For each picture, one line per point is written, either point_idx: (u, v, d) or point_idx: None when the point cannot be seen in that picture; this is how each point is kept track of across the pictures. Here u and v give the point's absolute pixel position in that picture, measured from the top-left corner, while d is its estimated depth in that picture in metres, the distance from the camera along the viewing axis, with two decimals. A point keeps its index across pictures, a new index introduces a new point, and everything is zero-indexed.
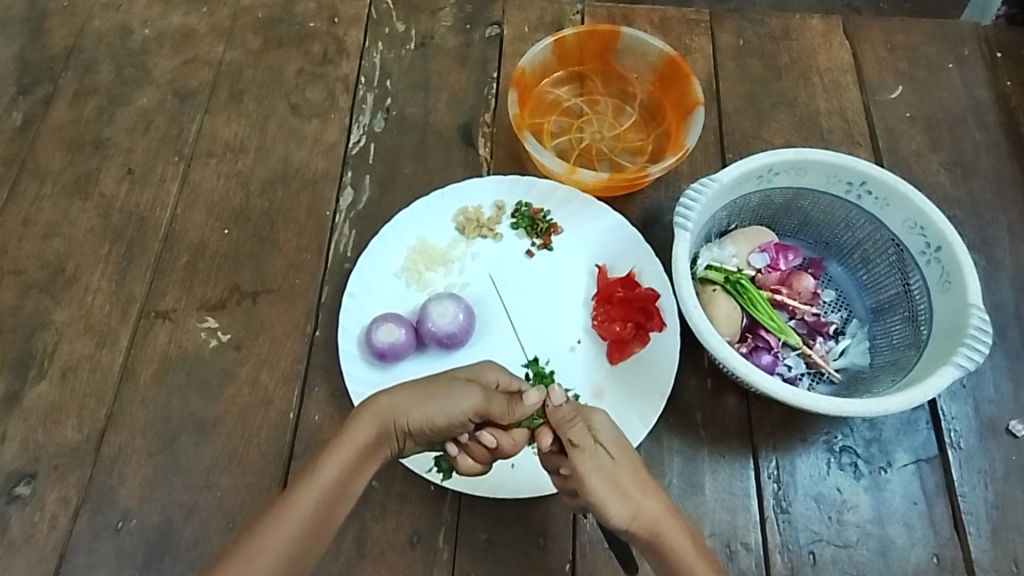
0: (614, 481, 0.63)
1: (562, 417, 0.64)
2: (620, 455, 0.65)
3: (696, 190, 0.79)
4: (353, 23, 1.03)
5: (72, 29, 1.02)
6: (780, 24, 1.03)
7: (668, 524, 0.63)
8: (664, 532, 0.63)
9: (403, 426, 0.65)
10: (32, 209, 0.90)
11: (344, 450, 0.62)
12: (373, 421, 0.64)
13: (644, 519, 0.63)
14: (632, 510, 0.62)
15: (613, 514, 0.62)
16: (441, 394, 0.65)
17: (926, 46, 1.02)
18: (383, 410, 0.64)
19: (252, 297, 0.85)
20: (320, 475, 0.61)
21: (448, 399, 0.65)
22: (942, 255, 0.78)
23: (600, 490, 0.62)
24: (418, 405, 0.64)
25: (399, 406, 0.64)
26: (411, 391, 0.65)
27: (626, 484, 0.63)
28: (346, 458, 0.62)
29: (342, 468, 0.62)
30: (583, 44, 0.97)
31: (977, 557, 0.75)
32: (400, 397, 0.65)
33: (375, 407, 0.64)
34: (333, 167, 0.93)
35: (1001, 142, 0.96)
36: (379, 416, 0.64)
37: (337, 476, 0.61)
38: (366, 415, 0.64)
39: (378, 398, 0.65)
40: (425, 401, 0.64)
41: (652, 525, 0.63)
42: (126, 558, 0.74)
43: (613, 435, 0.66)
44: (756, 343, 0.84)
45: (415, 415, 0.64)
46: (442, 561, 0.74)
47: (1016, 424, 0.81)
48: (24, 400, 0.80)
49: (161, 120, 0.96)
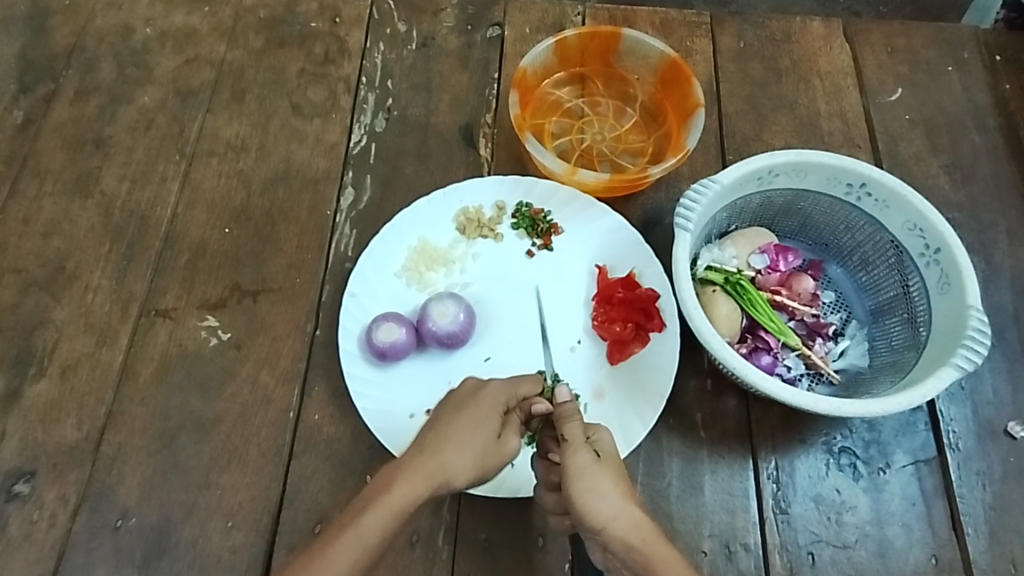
0: (596, 482, 0.62)
1: (566, 412, 0.67)
2: (611, 462, 0.64)
3: (696, 191, 0.79)
4: (355, 24, 1.03)
5: (74, 28, 1.02)
6: (781, 27, 1.04)
7: (649, 534, 0.60)
8: (642, 538, 0.60)
9: (450, 481, 0.63)
10: (32, 207, 0.90)
11: (389, 508, 0.60)
12: (423, 484, 0.62)
13: (622, 524, 0.60)
14: (610, 513, 0.61)
15: (590, 514, 0.61)
16: (482, 441, 0.65)
17: (925, 50, 1.03)
18: (434, 474, 0.62)
19: (253, 296, 0.85)
20: (362, 528, 0.60)
21: (495, 451, 0.65)
22: (941, 257, 0.79)
23: (581, 484, 0.62)
24: (466, 462, 0.64)
25: (449, 469, 0.63)
26: (457, 449, 0.64)
27: (608, 486, 0.62)
28: (392, 516, 0.60)
29: (386, 524, 0.60)
30: (584, 46, 0.97)
31: (975, 559, 0.76)
32: (452, 462, 0.63)
33: (425, 470, 0.62)
34: (335, 166, 0.93)
35: (1000, 146, 0.97)
36: (429, 478, 0.62)
37: (381, 535, 0.60)
38: (417, 480, 0.62)
39: (428, 466, 0.62)
40: (478, 459, 0.64)
41: (630, 531, 0.60)
42: (125, 557, 0.74)
43: (610, 447, 0.66)
44: (756, 344, 0.84)
45: (465, 471, 0.64)
46: (441, 561, 0.74)
47: (1014, 427, 0.81)
48: (24, 398, 0.80)
49: (162, 119, 0.96)
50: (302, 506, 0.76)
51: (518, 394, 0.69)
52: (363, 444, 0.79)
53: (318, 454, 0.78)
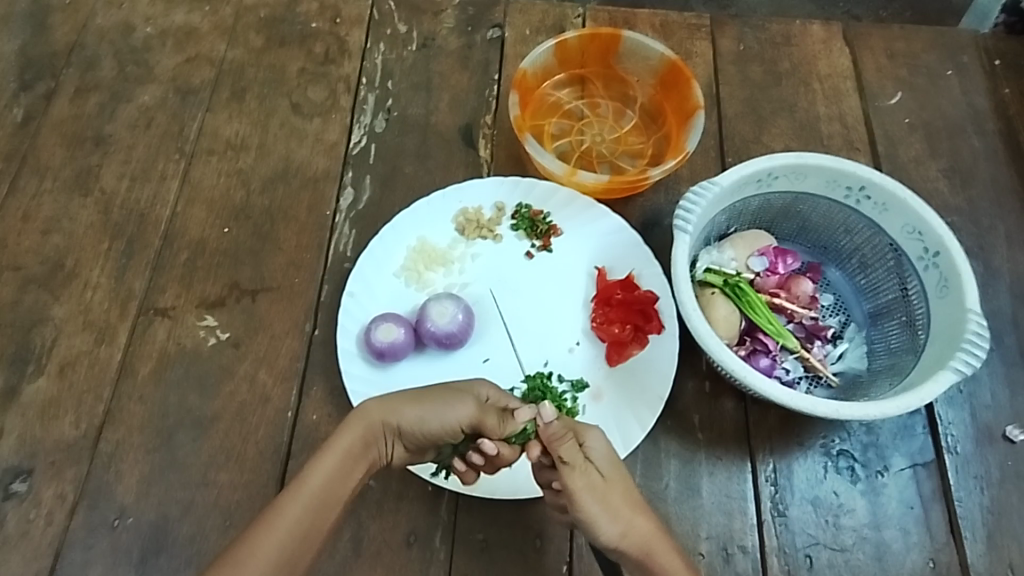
0: (608, 501, 0.63)
1: (553, 434, 0.64)
2: (613, 473, 0.65)
3: (696, 193, 0.79)
4: (355, 24, 1.03)
5: (74, 26, 1.02)
6: (781, 30, 1.04)
7: (657, 543, 0.64)
8: (653, 550, 0.63)
9: (394, 427, 0.65)
10: (31, 204, 0.90)
11: (331, 455, 0.63)
12: (361, 424, 0.64)
13: (633, 538, 0.63)
14: (622, 528, 0.63)
15: (603, 533, 0.63)
16: (437, 401, 0.66)
17: (925, 55, 1.03)
18: (373, 414, 0.65)
19: (252, 295, 0.85)
20: (308, 477, 0.62)
21: (441, 406, 0.66)
22: (940, 261, 0.79)
23: (593, 508, 0.63)
24: (408, 407, 0.65)
25: (389, 410, 0.65)
26: (403, 395, 0.66)
27: (618, 503, 0.64)
28: (334, 460, 0.63)
29: (329, 471, 0.62)
30: (585, 47, 0.97)
31: (973, 562, 0.76)
32: (390, 401, 0.66)
33: (366, 411, 0.65)
34: (334, 166, 0.93)
35: (1000, 150, 0.97)
36: (369, 419, 0.65)
37: (324, 480, 0.62)
38: (354, 418, 0.64)
39: (367, 405, 0.65)
40: (418, 405, 0.66)
41: (641, 544, 0.63)
42: (122, 555, 0.73)
43: (604, 452, 0.66)
44: (755, 347, 0.84)
45: (407, 415, 0.65)
46: (438, 561, 0.74)
47: (1012, 431, 0.81)
48: (23, 395, 0.80)
49: (162, 117, 0.96)
50: None
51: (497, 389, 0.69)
52: None
53: (316, 453, 0.78)
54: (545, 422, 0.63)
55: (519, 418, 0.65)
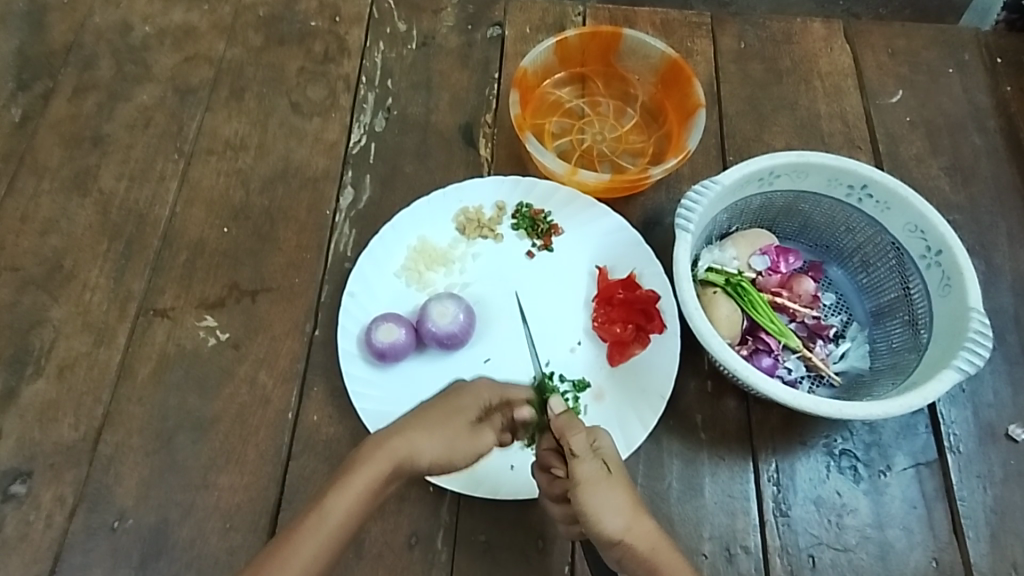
0: (614, 492, 0.62)
1: None
2: (621, 471, 0.64)
3: (697, 192, 0.79)
4: (355, 22, 1.02)
5: (72, 25, 1.01)
6: (782, 28, 1.04)
7: (661, 544, 0.62)
8: (658, 550, 0.61)
9: (418, 465, 0.63)
10: (29, 205, 0.90)
11: (352, 495, 0.59)
12: (387, 463, 0.61)
13: (638, 534, 0.61)
14: (626, 524, 0.61)
15: (607, 525, 0.61)
16: (462, 437, 0.65)
17: (926, 52, 1.03)
18: (399, 454, 0.61)
19: (251, 296, 0.85)
20: (323, 514, 0.58)
21: (469, 444, 0.65)
22: (943, 259, 0.79)
23: (597, 497, 0.61)
24: (435, 445, 0.63)
25: (416, 449, 0.62)
26: (428, 432, 0.63)
27: (624, 497, 0.62)
28: (355, 501, 0.59)
29: (349, 510, 0.59)
30: (585, 45, 0.97)
31: (976, 561, 0.75)
32: (419, 442, 0.63)
33: (392, 449, 0.61)
34: (334, 165, 0.93)
35: (1001, 148, 0.96)
36: (395, 457, 0.61)
37: (344, 521, 0.59)
38: (381, 455, 0.61)
39: (392, 443, 0.61)
40: (447, 445, 0.64)
41: (644, 542, 0.61)
42: (122, 557, 0.73)
43: (614, 452, 0.65)
44: (756, 346, 0.84)
45: (434, 454, 0.63)
46: (440, 563, 0.74)
47: (1015, 429, 0.81)
48: (21, 397, 0.79)
49: (161, 117, 0.95)
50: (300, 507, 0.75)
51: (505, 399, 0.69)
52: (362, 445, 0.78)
53: (317, 454, 0.78)
54: None
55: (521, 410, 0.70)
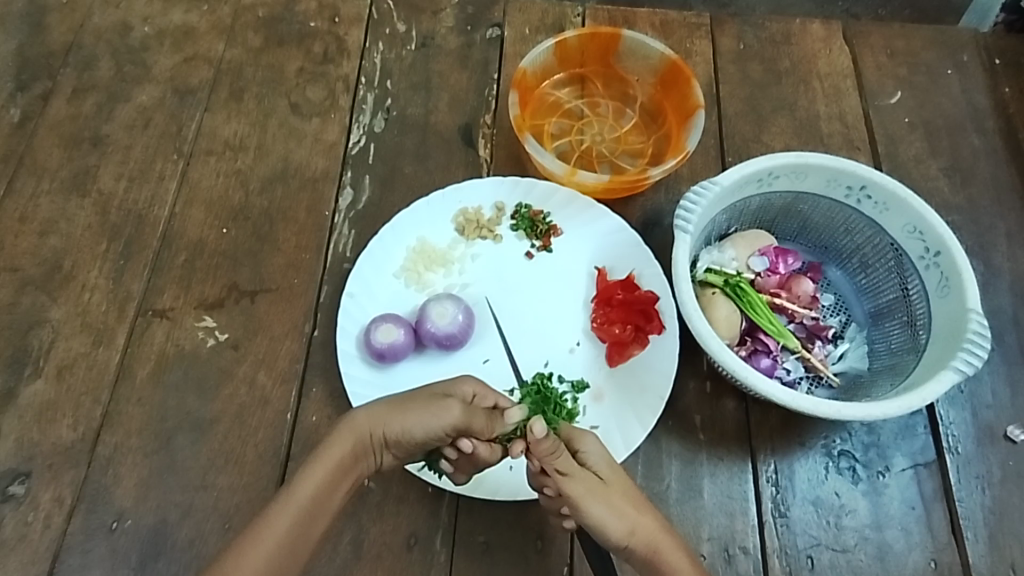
0: (614, 499, 0.63)
1: (545, 450, 0.60)
2: (610, 475, 0.66)
3: (696, 194, 0.79)
4: (354, 23, 1.02)
5: (71, 26, 1.01)
6: (781, 28, 1.04)
7: (663, 543, 0.64)
8: (660, 549, 0.63)
9: (383, 438, 0.64)
10: (28, 205, 0.90)
11: (320, 467, 0.62)
12: (349, 436, 0.63)
13: (642, 536, 0.63)
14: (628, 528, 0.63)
15: (613, 533, 0.62)
16: (421, 408, 0.64)
17: (925, 53, 1.03)
18: (360, 427, 0.63)
19: (251, 297, 0.85)
20: (295, 489, 0.61)
21: (425, 409, 0.64)
22: (941, 260, 0.79)
23: (599, 511, 0.62)
24: (393, 415, 0.64)
25: (376, 420, 0.64)
26: (389, 405, 0.65)
27: (621, 502, 0.63)
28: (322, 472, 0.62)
29: (317, 481, 0.62)
30: (585, 46, 0.97)
31: (975, 562, 0.75)
32: (377, 411, 0.64)
33: (352, 423, 0.64)
34: (334, 166, 0.93)
35: (1000, 148, 0.97)
36: (356, 431, 0.63)
37: (314, 493, 0.61)
38: (341, 430, 0.63)
39: (355, 415, 0.64)
40: (403, 413, 0.64)
41: (647, 541, 0.63)
42: (121, 558, 0.73)
43: (599, 455, 0.66)
44: (756, 347, 0.84)
45: (393, 423, 0.64)
46: (439, 563, 0.74)
47: (1014, 430, 0.81)
48: (20, 398, 0.79)
49: (160, 117, 0.96)
50: None
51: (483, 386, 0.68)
52: None
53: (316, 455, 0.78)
54: (534, 439, 0.59)
55: (507, 417, 0.66)
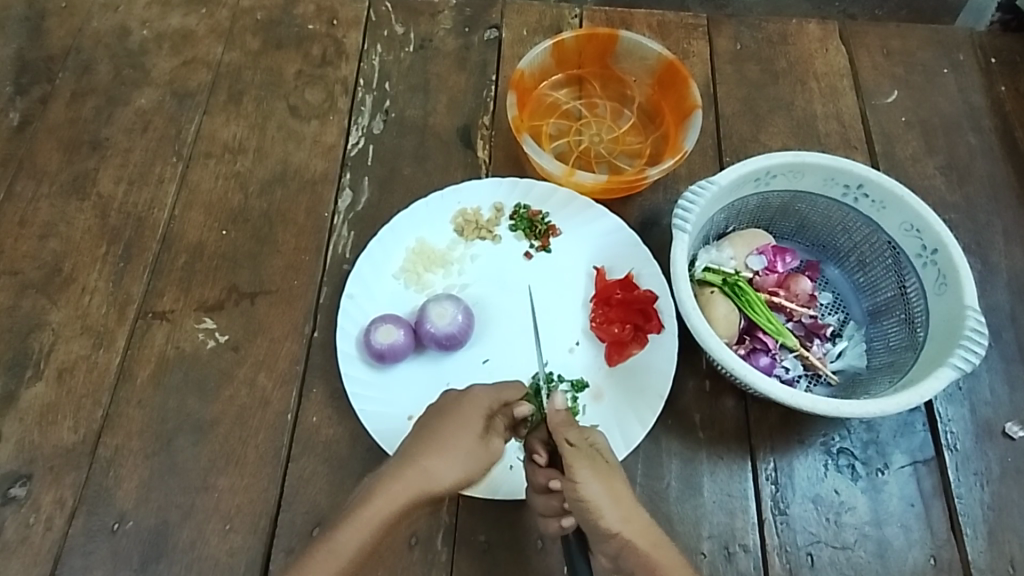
0: (610, 481, 0.64)
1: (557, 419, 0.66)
2: (614, 463, 0.66)
3: (694, 193, 0.79)
4: (352, 26, 1.03)
5: (70, 30, 1.02)
6: (777, 29, 1.04)
7: (659, 539, 0.64)
8: (657, 543, 0.63)
9: (436, 491, 0.65)
10: (28, 208, 0.90)
11: (365, 529, 0.63)
12: (406, 496, 0.64)
13: (635, 528, 0.63)
14: (622, 517, 0.63)
15: (607, 517, 0.62)
16: (478, 456, 0.67)
17: (921, 52, 1.03)
18: (417, 488, 0.64)
19: (251, 298, 0.85)
20: (340, 545, 0.63)
21: (482, 454, 0.67)
22: (938, 258, 0.79)
23: (596, 487, 0.63)
24: (450, 467, 0.66)
25: (432, 473, 0.65)
26: (441, 456, 0.66)
27: (619, 489, 0.64)
28: (369, 532, 0.63)
29: (362, 542, 0.63)
30: (582, 47, 0.97)
31: (974, 559, 0.76)
32: (433, 468, 0.65)
33: (409, 484, 0.64)
34: (333, 168, 0.93)
35: (996, 147, 0.97)
36: (414, 489, 0.64)
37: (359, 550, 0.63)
38: (400, 491, 0.63)
39: (406, 475, 0.64)
40: (463, 464, 0.66)
41: (643, 536, 0.63)
42: (122, 560, 0.73)
43: (605, 448, 0.68)
44: (754, 345, 0.84)
45: (452, 477, 0.65)
46: (440, 563, 0.74)
47: (1012, 427, 0.81)
48: (21, 401, 0.80)
49: (159, 120, 0.96)
50: (300, 509, 0.75)
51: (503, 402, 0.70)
52: (362, 446, 0.78)
53: (317, 456, 0.78)
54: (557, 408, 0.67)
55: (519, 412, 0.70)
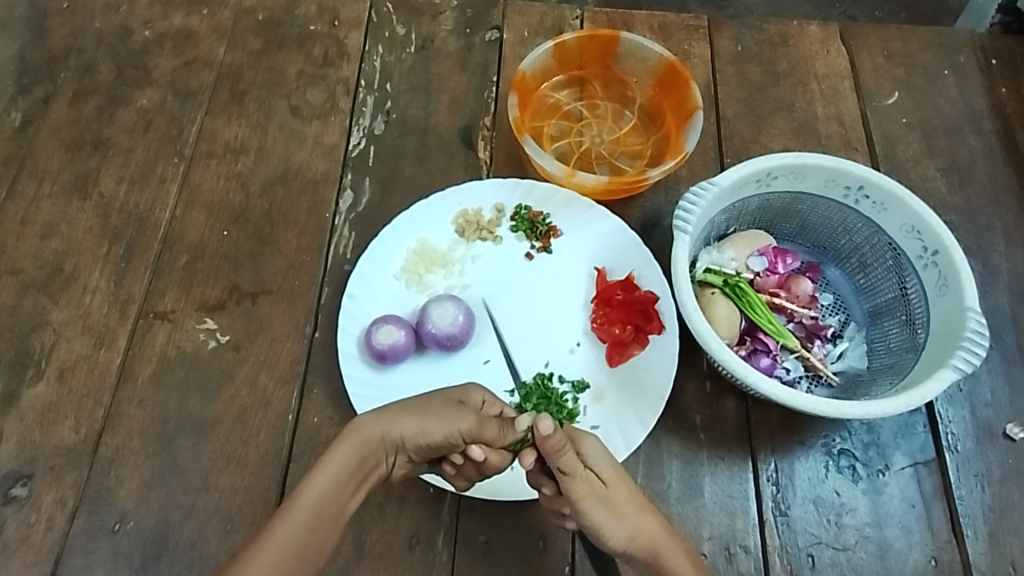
0: (612, 504, 0.64)
1: (554, 447, 0.60)
2: (612, 477, 0.66)
3: (695, 194, 0.79)
4: (354, 26, 1.03)
5: (72, 29, 1.02)
6: (778, 30, 1.04)
7: (665, 545, 0.65)
8: (663, 553, 0.64)
9: (388, 438, 0.64)
10: (30, 208, 0.90)
11: (325, 473, 0.61)
12: (354, 439, 0.62)
13: (641, 540, 0.64)
14: (627, 532, 0.64)
15: (612, 537, 0.64)
16: (438, 412, 0.65)
17: (922, 54, 1.03)
18: (367, 431, 0.63)
19: (252, 298, 0.85)
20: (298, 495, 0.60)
21: (444, 412, 0.66)
22: (939, 259, 0.79)
23: (599, 516, 0.63)
24: (410, 420, 0.64)
25: (388, 422, 0.64)
26: (403, 409, 0.65)
27: (622, 504, 0.64)
28: (330, 479, 0.61)
29: (324, 487, 0.60)
30: (583, 48, 0.97)
31: (975, 560, 0.76)
32: (388, 415, 0.64)
33: (360, 429, 0.63)
34: (334, 168, 0.93)
35: (997, 149, 0.97)
36: (364, 432, 0.63)
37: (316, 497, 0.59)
38: (349, 435, 0.63)
39: (363, 419, 0.63)
40: (419, 417, 0.65)
41: (649, 546, 0.64)
42: (123, 559, 0.73)
43: (601, 456, 0.66)
44: (755, 346, 0.84)
45: (409, 428, 0.64)
46: (441, 563, 0.74)
47: (1013, 428, 0.81)
48: (22, 400, 0.80)
49: (161, 120, 0.96)
50: None
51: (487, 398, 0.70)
52: None
53: (318, 456, 0.78)
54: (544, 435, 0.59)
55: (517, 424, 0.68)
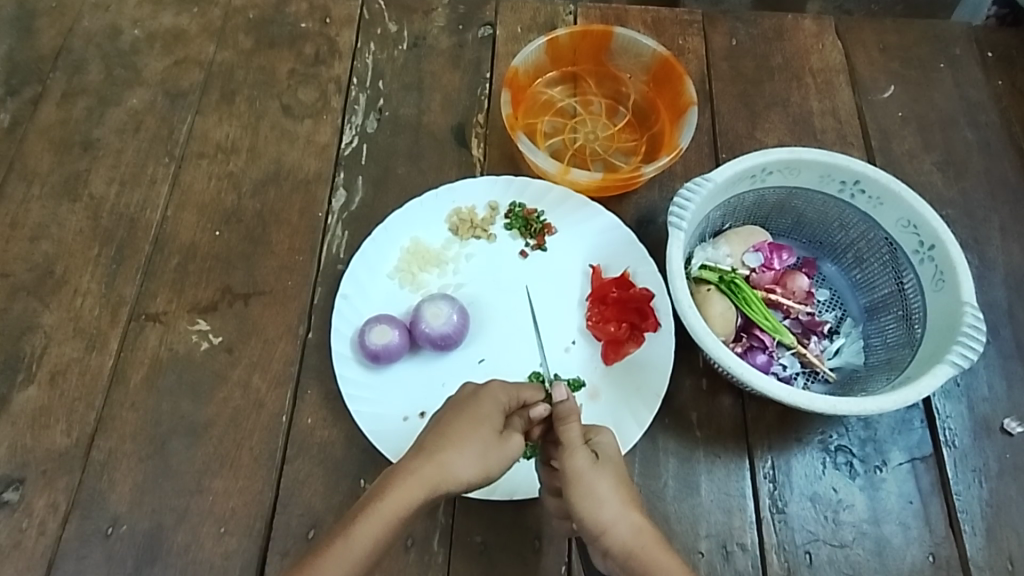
0: (595, 486, 0.65)
1: (562, 413, 0.68)
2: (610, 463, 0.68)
3: (690, 190, 0.79)
4: (346, 24, 1.02)
5: (61, 29, 1.01)
6: (773, 24, 1.04)
7: (645, 541, 0.64)
8: (639, 543, 0.63)
9: (451, 486, 0.64)
10: (20, 210, 0.89)
11: (378, 523, 0.61)
12: (416, 489, 0.62)
13: (620, 529, 0.64)
14: (609, 518, 0.64)
15: (589, 518, 0.65)
16: (495, 450, 0.66)
17: (917, 47, 1.03)
18: (427, 483, 0.63)
19: (244, 299, 0.84)
20: (355, 538, 0.61)
21: (502, 449, 0.66)
22: (935, 254, 0.79)
23: (579, 489, 0.65)
24: (466, 461, 0.65)
25: (449, 469, 0.64)
26: (460, 450, 0.65)
27: (610, 493, 0.65)
28: (383, 530, 0.61)
29: (375, 539, 0.61)
30: (576, 44, 0.97)
31: (972, 556, 0.75)
32: (448, 462, 0.64)
33: (423, 479, 0.63)
34: (326, 167, 0.92)
35: (993, 142, 0.97)
36: (426, 484, 0.63)
37: (371, 546, 0.61)
38: (413, 485, 0.62)
39: (419, 463, 0.64)
40: (481, 461, 0.65)
41: (626, 538, 0.64)
42: (117, 563, 0.73)
43: (612, 449, 0.69)
44: (751, 343, 0.84)
45: (468, 470, 0.64)
46: (436, 565, 0.74)
47: (1010, 423, 0.81)
48: (13, 404, 0.79)
49: (151, 120, 0.95)
50: (295, 511, 0.75)
51: (520, 400, 0.70)
52: (357, 447, 0.78)
53: (312, 458, 0.77)
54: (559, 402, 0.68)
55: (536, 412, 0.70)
